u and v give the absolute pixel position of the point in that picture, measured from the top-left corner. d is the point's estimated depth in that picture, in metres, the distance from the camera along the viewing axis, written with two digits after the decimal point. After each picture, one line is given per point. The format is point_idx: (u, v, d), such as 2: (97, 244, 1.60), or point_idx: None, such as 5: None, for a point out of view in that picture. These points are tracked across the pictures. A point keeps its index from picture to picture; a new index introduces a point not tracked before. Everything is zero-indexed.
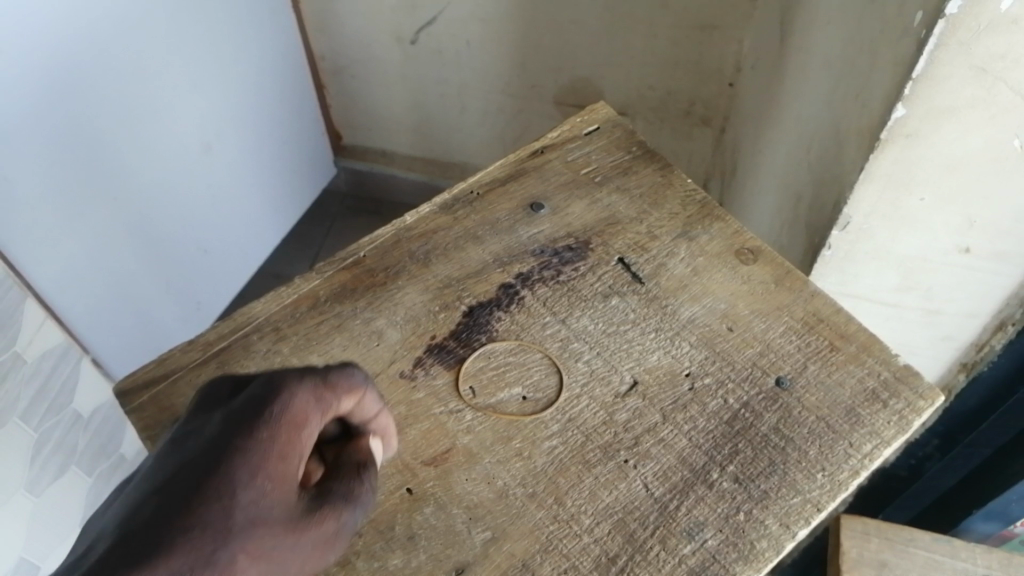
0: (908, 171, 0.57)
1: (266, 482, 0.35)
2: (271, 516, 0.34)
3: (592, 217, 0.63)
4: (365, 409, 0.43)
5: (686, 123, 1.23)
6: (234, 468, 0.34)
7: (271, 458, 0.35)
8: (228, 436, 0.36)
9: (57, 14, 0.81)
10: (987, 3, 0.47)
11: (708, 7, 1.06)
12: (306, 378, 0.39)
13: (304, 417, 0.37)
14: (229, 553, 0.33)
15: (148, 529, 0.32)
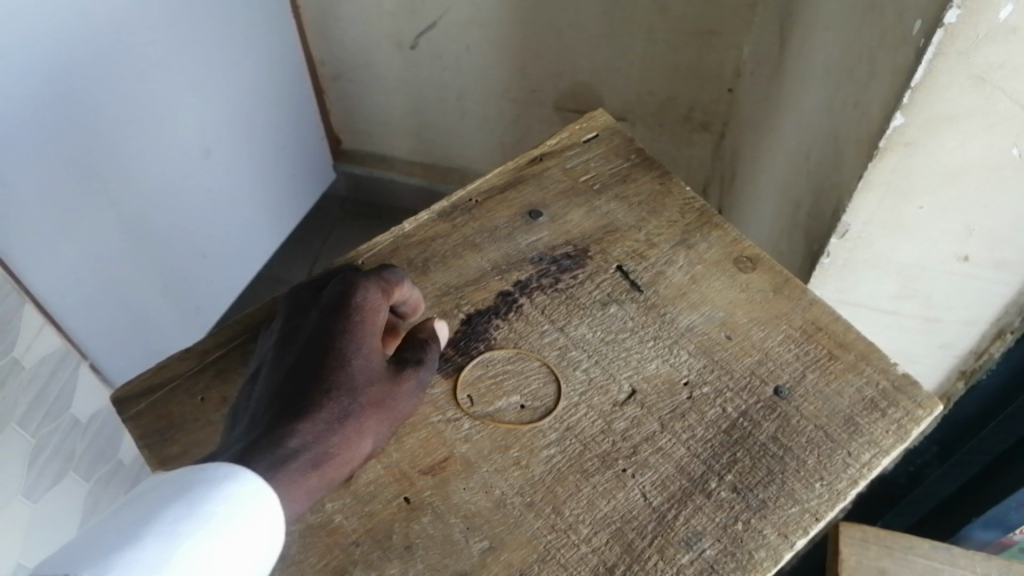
0: (906, 180, 0.57)
1: (363, 347, 0.48)
2: (374, 369, 0.47)
3: (591, 224, 0.63)
4: (415, 300, 0.55)
5: (685, 128, 1.23)
6: (337, 344, 0.47)
7: (360, 332, 0.48)
8: (325, 325, 0.49)
9: (57, 19, 0.81)
10: (986, 13, 0.47)
11: (708, 13, 1.06)
12: (365, 277, 0.52)
13: (373, 301, 0.50)
14: (354, 399, 0.46)
15: (290, 397, 0.45)
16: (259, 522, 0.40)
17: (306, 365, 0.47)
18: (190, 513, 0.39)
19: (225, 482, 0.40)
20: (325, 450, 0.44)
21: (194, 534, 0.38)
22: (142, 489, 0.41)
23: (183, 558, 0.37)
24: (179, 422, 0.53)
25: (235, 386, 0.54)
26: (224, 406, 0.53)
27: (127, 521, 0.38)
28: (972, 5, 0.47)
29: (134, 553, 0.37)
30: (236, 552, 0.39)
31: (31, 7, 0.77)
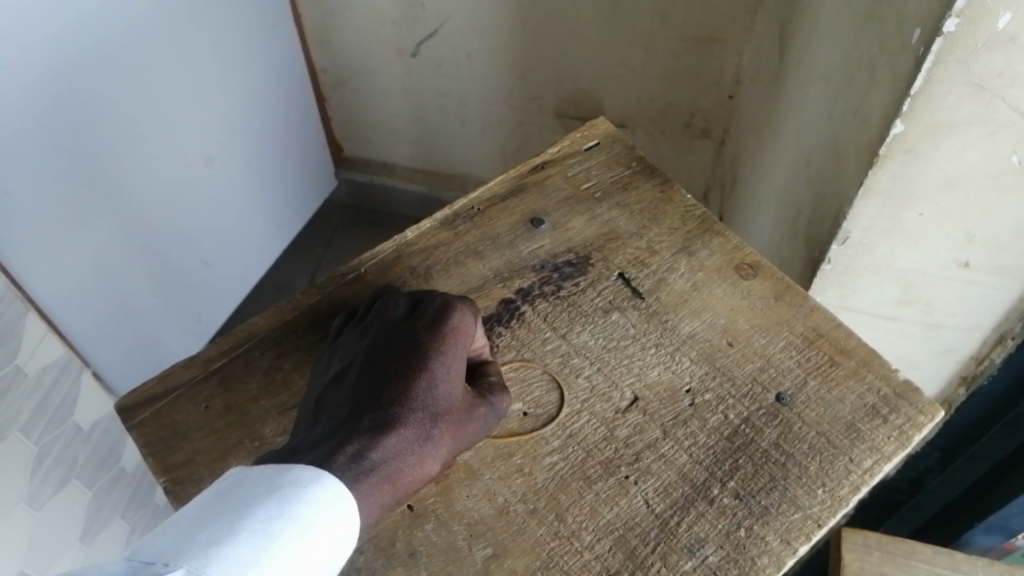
0: (907, 187, 0.58)
1: (454, 374, 0.48)
2: (457, 397, 0.48)
3: (592, 232, 0.63)
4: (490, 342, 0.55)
5: (686, 134, 1.23)
6: (428, 364, 0.48)
7: (453, 357, 0.49)
8: (417, 342, 0.49)
9: (60, 28, 0.81)
10: (985, 21, 0.47)
11: (708, 20, 1.07)
12: (463, 302, 0.52)
13: (468, 330, 0.51)
14: (436, 423, 0.46)
15: (373, 409, 0.46)
16: (341, 528, 0.41)
17: (392, 379, 0.47)
18: (279, 513, 0.40)
19: (313, 485, 0.41)
20: (400, 470, 0.44)
21: (282, 537, 0.39)
22: (228, 482, 0.42)
23: (271, 559, 0.38)
24: (183, 430, 0.53)
25: (239, 394, 0.54)
26: (228, 414, 0.54)
27: (216, 516, 0.39)
28: (970, 14, 0.47)
29: (228, 550, 0.38)
30: (318, 553, 0.40)
31: (34, 18, 0.78)
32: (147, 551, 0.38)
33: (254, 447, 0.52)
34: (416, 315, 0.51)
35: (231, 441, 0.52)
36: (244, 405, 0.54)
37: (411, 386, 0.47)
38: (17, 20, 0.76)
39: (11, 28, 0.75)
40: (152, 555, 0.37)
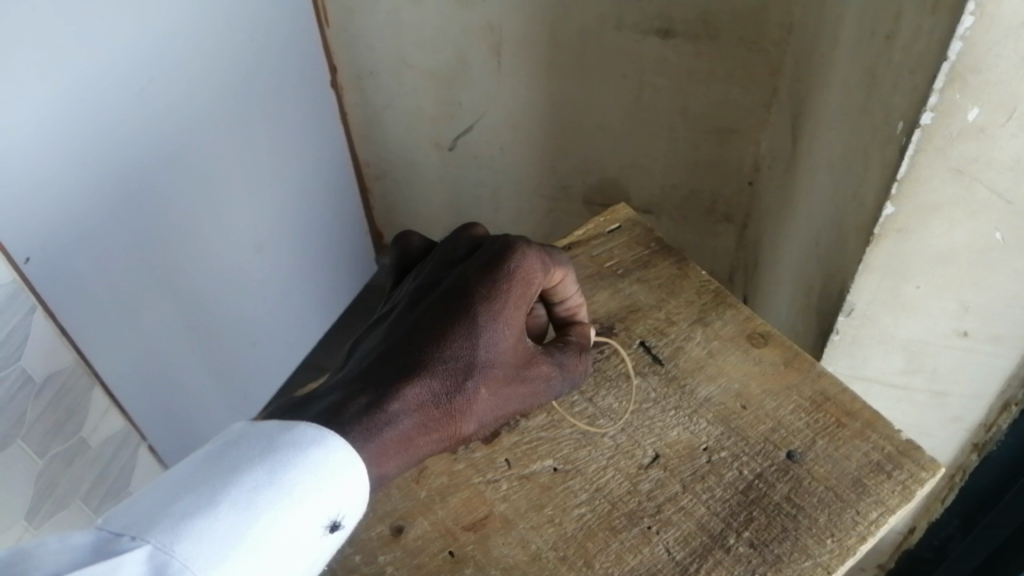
0: (901, 263, 0.63)
1: (504, 328, 0.52)
2: (497, 351, 0.52)
3: (615, 304, 0.69)
4: (578, 297, 0.60)
5: (710, 220, 1.30)
6: (474, 314, 0.51)
7: (508, 308, 0.52)
8: (477, 284, 0.52)
9: (140, 137, 0.91)
10: (955, 114, 0.53)
11: (725, 113, 1.15)
12: (537, 245, 0.54)
13: (537, 278, 0.53)
14: (470, 375, 0.51)
15: (414, 352, 0.51)
16: (336, 486, 0.45)
17: (441, 321, 0.52)
18: (266, 481, 0.44)
19: (310, 447, 0.45)
20: (428, 415, 0.50)
21: (265, 507, 0.43)
22: (229, 438, 0.46)
23: (252, 526, 0.43)
24: None
25: None
26: None
27: (204, 481, 0.43)
28: (942, 108, 0.53)
29: (209, 518, 0.42)
30: (303, 522, 0.44)
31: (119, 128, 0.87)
32: (135, 508, 0.42)
33: None
34: (489, 249, 0.55)
35: None
36: None
37: (455, 337, 0.51)
38: (106, 131, 0.85)
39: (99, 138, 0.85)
40: (137, 514, 0.42)
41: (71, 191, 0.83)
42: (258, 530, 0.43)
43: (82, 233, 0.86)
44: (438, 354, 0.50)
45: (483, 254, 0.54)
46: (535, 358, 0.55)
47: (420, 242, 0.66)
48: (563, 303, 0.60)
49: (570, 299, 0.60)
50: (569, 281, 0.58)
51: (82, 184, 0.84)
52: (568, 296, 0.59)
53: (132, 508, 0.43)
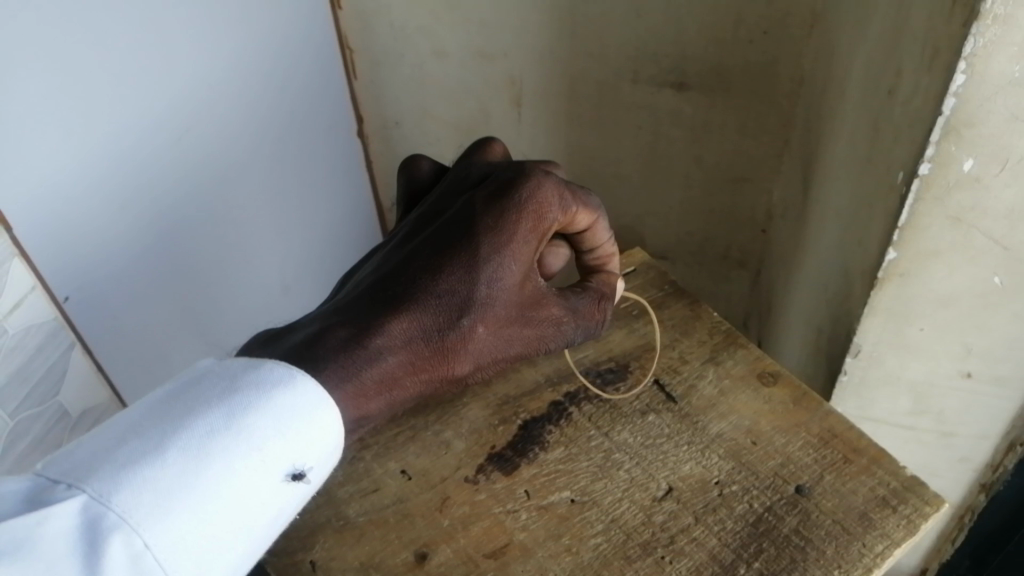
0: (905, 306, 0.66)
1: (509, 262, 0.56)
2: (497, 287, 0.56)
3: (630, 343, 0.72)
4: (611, 245, 0.65)
5: (724, 266, 1.34)
6: (481, 248, 0.55)
7: (515, 243, 0.56)
8: (487, 215, 0.56)
9: (183, 190, 0.94)
10: (952, 166, 0.57)
11: (738, 163, 1.19)
12: (556, 179, 0.58)
13: (551, 215, 0.57)
14: (467, 311, 0.55)
15: (420, 278, 0.55)
16: (293, 421, 0.49)
17: (448, 250, 0.56)
18: (218, 421, 0.47)
19: (272, 383, 0.49)
20: (423, 343, 0.55)
21: (212, 458, 0.46)
22: (189, 379, 0.50)
23: (201, 463, 0.46)
24: None
25: (328, 480, 0.63)
26: (318, 496, 0.62)
27: (152, 427, 0.47)
28: (939, 159, 0.57)
29: (158, 457, 0.45)
30: (252, 471, 0.47)
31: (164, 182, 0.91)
32: (78, 454, 0.46)
33: (339, 525, 0.60)
34: (507, 176, 0.58)
35: (320, 520, 0.61)
36: (332, 488, 0.63)
37: (459, 267, 0.55)
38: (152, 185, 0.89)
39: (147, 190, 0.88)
40: (80, 459, 0.45)
41: (116, 246, 0.86)
42: (204, 479, 0.46)
43: (127, 280, 0.89)
44: (439, 283, 0.55)
45: (500, 183, 0.58)
46: (534, 297, 0.59)
47: (429, 168, 0.71)
48: (594, 251, 0.65)
49: (604, 247, 0.64)
50: (597, 221, 0.62)
51: (130, 232, 0.88)
52: (599, 244, 0.64)
53: (75, 454, 0.46)
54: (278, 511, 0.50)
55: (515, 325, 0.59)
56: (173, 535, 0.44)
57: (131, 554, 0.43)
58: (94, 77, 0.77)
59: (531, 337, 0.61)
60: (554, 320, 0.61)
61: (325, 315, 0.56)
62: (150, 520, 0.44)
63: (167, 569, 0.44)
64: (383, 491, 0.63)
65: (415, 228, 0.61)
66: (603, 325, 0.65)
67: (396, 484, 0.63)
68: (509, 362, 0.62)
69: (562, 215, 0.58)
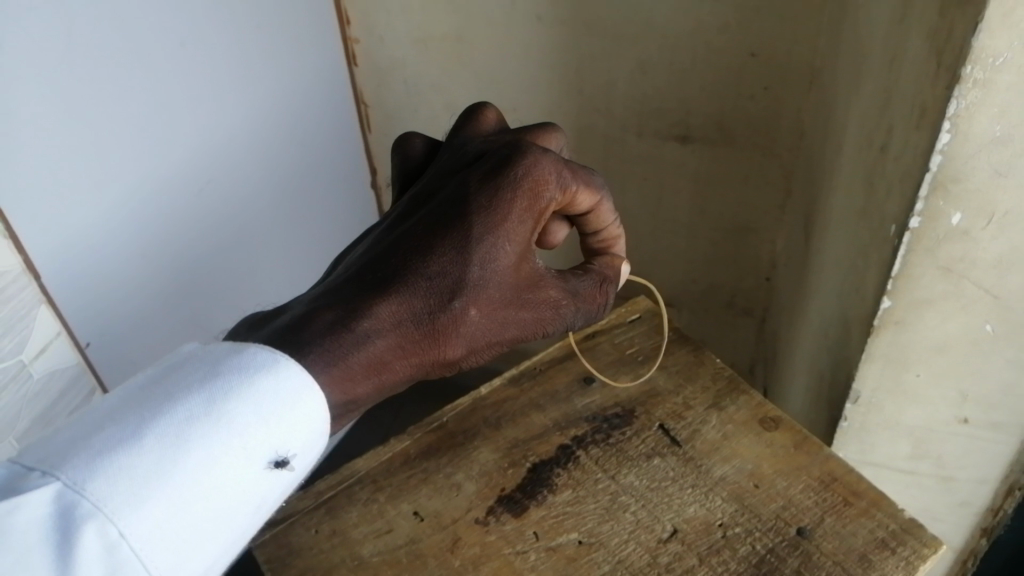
0: (901, 354, 0.68)
1: (502, 242, 0.53)
2: (489, 271, 0.53)
3: (636, 389, 0.74)
4: (616, 228, 0.64)
5: (729, 314, 1.36)
6: (473, 229, 0.53)
7: (509, 222, 0.53)
8: (482, 193, 0.53)
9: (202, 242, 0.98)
10: (940, 219, 0.60)
11: (742, 213, 1.22)
12: (553, 155, 0.55)
13: (548, 193, 0.54)
14: (457, 295, 0.53)
15: (408, 261, 0.53)
16: (284, 409, 0.46)
17: (438, 231, 0.53)
18: (200, 407, 0.44)
19: (258, 368, 0.46)
20: (410, 328, 0.53)
21: (194, 444, 0.43)
22: (170, 362, 0.46)
23: (181, 451, 0.42)
24: (296, 549, 0.64)
25: (343, 520, 0.65)
26: (333, 536, 0.64)
27: (130, 413, 0.43)
28: (928, 213, 0.59)
29: (133, 445, 0.41)
30: (238, 459, 0.44)
31: (187, 235, 0.95)
32: (55, 438, 0.42)
33: (354, 565, 0.62)
34: (501, 153, 0.55)
35: (335, 560, 0.63)
36: (347, 529, 0.65)
37: (450, 249, 0.53)
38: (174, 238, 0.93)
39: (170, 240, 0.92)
40: (56, 444, 0.41)
41: (138, 294, 0.90)
42: (186, 466, 0.42)
43: (146, 326, 0.92)
44: (430, 265, 0.53)
45: (495, 159, 0.55)
46: (531, 280, 0.57)
47: (422, 146, 0.67)
48: (597, 232, 0.63)
49: (607, 228, 0.63)
50: (598, 199, 0.59)
51: (150, 280, 0.91)
52: (604, 225, 0.62)
53: (55, 437, 0.42)
54: (264, 504, 0.47)
55: (512, 309, 0.56)
56: (149, 525, 0.41)
57: (106, 544, 0.39)
58: (123, 133, 0.81)
59: (530, 322, 0.58)
60: (552, 304, 0.59)
61: (311, 301, 0.53)
62: (128, 510, 0.40)
63: (142, 563, 0.40)
64: (395, 532, 0.64)
65: (405, 208, 0.58)
66: (604, 307, 0.64)
67: (409, 525, 0.65)
68: (506, 349, 0.60)
69: (559, 192, 0.55)
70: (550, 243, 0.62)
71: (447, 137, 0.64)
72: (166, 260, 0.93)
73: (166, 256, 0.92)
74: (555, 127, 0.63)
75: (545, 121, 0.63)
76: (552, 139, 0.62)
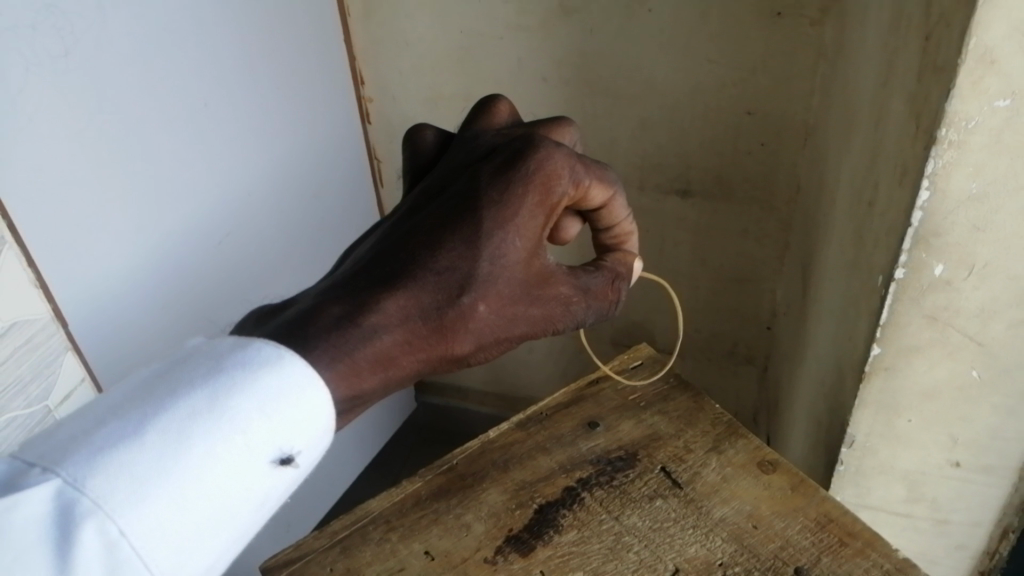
0: (892, 399, 0.71)
1: (512, 238, 0.50)
2: (500, 268, 0.50)
3: (638, 433, 0.77)
4: (629, 224, 0.61)
5: (732, 362, 1.39)
6: (482, 225, 0.50)
7: (519, 217, 0.50)
8: (493, 186, 0.50)
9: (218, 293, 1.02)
10: (924, 271, 0.63)
11: (742, 264, 1.26)
12: (567, 149, 0.52)
13: (561, 187, 0.51)
14: (467, 292, 0.49)
15: (413, 256, 0.50)
16: (290, 405, 0.42)
17: (446, 226, 0.50)
18: (204, 400, 0.40)
19: (266, 364, 0.43)
20: (416, 327, 0.49)
21: (194, 443, 0.39)
22: (178, 356, 0.43)
23: (183, 449, 0.39)
24: None
25: (356, 559, 0.68)
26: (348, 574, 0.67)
27: (134, 410, 0.40)
28: (912, 264, 0.63)
29: (128, 444, 0.38)
30: (240, 460, 0.41)
31: (203, 285, 0.99)
32: (55, 437, 0.39)
33: None
34: (515, 147, 0.52)
35: None
36: (360, 568, 0.67)
37: (459, 244, 0.49)
38: (191, 288, 0.97)
39: (187, 290, 0.97)
40: (50, 444, 0.38)
41: (154, 341, 0.94)
42: (188, 465, 0.39)
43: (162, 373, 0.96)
44: (438, 259, 0.49)
45: (508, 152, 0.52)
46: (542, 276, 0.54)
47: (434, 139, 0.63)
48: (609, 228, 0.60)
49: (620, 225, 0.60)
50: (612, 193, 0.56)
51: (167, 327, 0.95)
52: (615, 223, 0.59)
53: (56, 434, 0.39)
54: (265, 506, 0.43)
55: (521, 307, 0.53)
56: (148, 526, 0.37)
57: (106, 544, 0.36)
58: (145, 185, 0.87)
59: (539, 321, 0.55)
60: (562, 301, 0.56)
61: (315, 295, 0.50)
62: (128, 509, 0.37)
63: (143, 564, 0.37)
64: (407, 571, 0.67)
65: (416, 201, 0.55)
66: (614, 305, 0.61)
67: (420, 564, 0.67)
68: (514, 346, 0.56)
69: (572, 187, 0.52)
70: (561, 240, 0.58)
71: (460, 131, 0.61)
72: (183, 308, 0.97)
73: (182, 305, 0.97)
74: (568, 120, 0.60)
75: (557, 116, 0.60)
76: (566, 134, 0.59)
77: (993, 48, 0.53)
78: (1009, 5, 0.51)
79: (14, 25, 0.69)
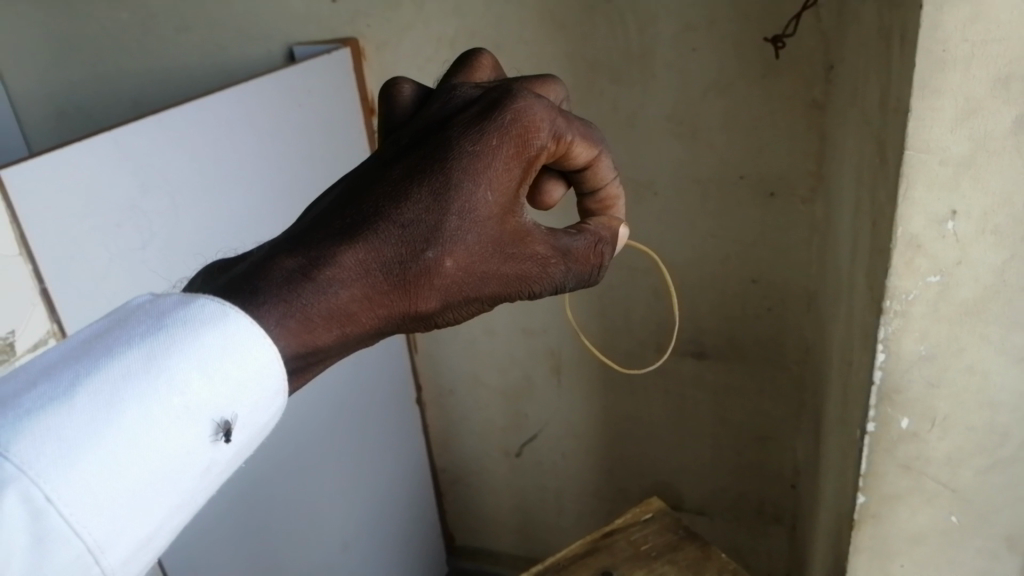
0: (884, 545, 0.76)
1: (483, 188, 0.55)
2: (467, 219, 0.55)
3: None
4: (616, 187, 0.68)
5: (760, 521, 1.41)
6: (454, 176, 0.55)
7: (493, 168, 0.55)
8: (467, 138, 0.55)
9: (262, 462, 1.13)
10: (892, 424, 0.71)
11: (759, 423, 1.32)
12: (546, 100, 0.57)
13: (540, 139, 0.56)
14: (431, 243, 0.55)
15: (381, 204, 0.54)
16: (230, 363, 0.48)
17: (416, 176, 0.55)
18: (142, 361, 0.46)
19: (204, 324, 0.48)
20: (377, 277, 0.54)
21: (128, 401, 0.45)
22: (124, 313, 0.49)
23: (120, 407, 0.44)
24: None
25: None
26: None
27: (67, 368, 0.45)
28: (880, 419, 0.71)
29: (69, 399, 0.44)
30: (175, 420, 0.46)
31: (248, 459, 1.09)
32: None
33: None
34: (492, 97, 0.57)
35: None
36: None
37: (426, 197, 0.54)
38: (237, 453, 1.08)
39: None
40: None
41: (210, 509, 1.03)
42: (116, 425, 0.44)
43: (212, 551, 1.04)
44: (404, 212, 0.54)
45: (486, 102, 0.57)
46: (517, 233, 0.59)
47: (410, 94, 0.65)
48: (596, 189, 0.67)
49: (608, 185, 0.67)
50: (596, 153, 0.63)
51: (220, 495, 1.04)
52: (603, 180, 0.66)
53: None
54: (210, 471, 0.48)
55: (492, 262, 0.58)
56: (79, 491, 0.42)
57: (33, 511, 0.41)
58: None
59: (513, 278, 0.60)
60: (539, 260, 0.61)
61: (270, 247, 0.54)
62: (53, 476, 0.42)
63: (72, 527, 0.42)
64: None
65: (385, 152, 0.59)
66: (597, 269, 0.65)
67: None
68: (487, 305, 0.61)
69: (553, 138, 0.57)
70: (546, 202, 0.68)
71: (439, 84, 0.65)
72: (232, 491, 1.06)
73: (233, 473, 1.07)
74: (554, 79, 0.67)
75: (544, 74, 0.67)
76: (550, 90, 0.66)
77: (918, 236, 0.63)
78: (924, 200, 0.62)
79: (106, 222, 0.85)
